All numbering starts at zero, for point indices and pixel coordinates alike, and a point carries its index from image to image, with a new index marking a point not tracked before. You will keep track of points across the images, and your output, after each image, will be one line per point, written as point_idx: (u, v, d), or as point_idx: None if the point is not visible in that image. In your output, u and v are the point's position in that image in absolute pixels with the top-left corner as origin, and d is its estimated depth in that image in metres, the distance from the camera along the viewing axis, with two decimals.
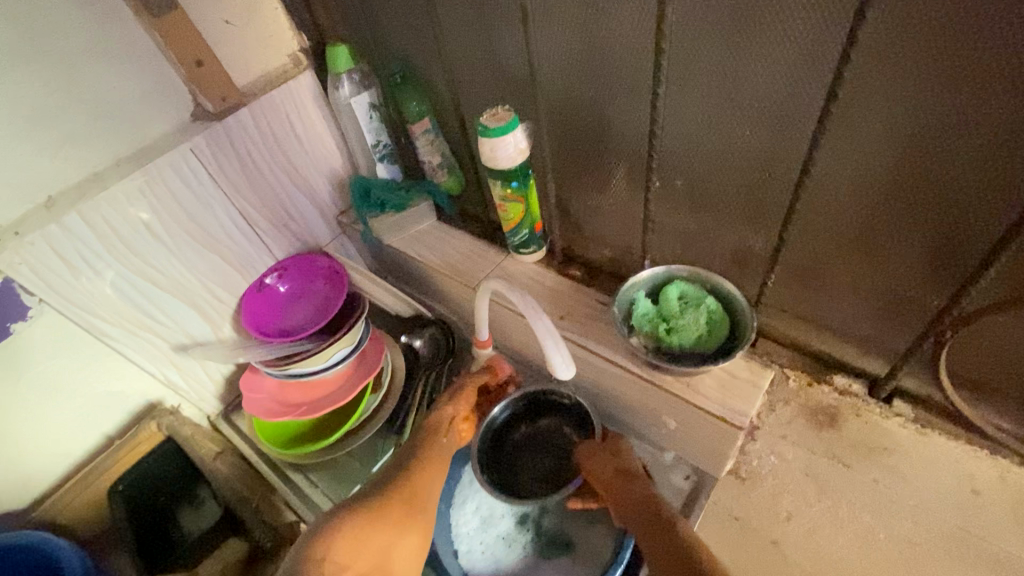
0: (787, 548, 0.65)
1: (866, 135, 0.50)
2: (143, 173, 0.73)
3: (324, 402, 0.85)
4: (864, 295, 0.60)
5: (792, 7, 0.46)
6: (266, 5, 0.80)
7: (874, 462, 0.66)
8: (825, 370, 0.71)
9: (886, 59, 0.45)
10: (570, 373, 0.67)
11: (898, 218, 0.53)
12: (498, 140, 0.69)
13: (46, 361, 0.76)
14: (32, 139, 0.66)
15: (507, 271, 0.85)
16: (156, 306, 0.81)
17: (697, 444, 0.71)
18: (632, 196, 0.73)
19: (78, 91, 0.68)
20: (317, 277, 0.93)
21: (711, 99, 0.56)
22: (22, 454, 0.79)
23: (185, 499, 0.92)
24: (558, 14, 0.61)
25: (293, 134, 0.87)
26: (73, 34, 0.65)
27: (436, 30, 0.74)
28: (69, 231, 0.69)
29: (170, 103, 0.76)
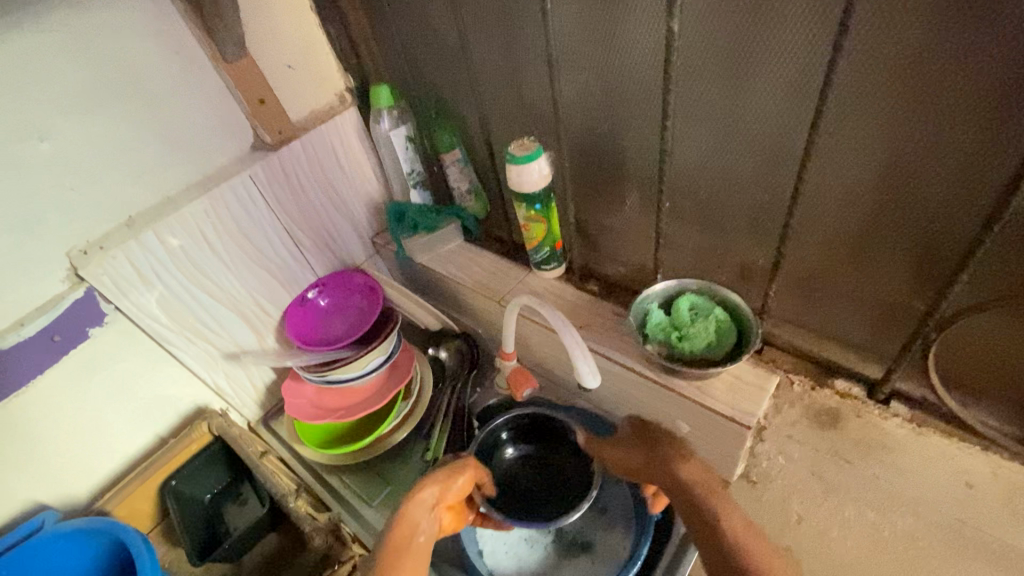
0: (796, 543, 0.69)
1: (848, 159, 0.57)
2: (209, 197, 0.82)
3: (358, 408, 0.92)
4: (858, 301, 0.67)
5: (782, 52, 0.55)
6: (320, 51, 0.91)
7: (874, 457, 0.69)
8: (827, 375, 0.75)
9: (859, 94, 0.53)
10: (595, 382, 0.74)
11: (882, 231, 0.59)
12: (523, 166, 0.77)
13: (113, 366, 0.84)
14: (120, 166, 0.76)
15: (529, 286, 0.92)
16: (212, 316, 0.90)
17: (709, 445, 0.76)
18: (646, 217, 0.80)
19: (161, 125, 0.77)
20: (354, 292, 1.00)
21: (716, 129, 0.64)
22: (86, 451, 0.86)
23: (230, 496, 0.96)
24: (580, 58, 0.70)
25: (338, 163, 0.97)
26: (160, 77, 0.75)
27: (471, 72, 0.84)
28: (144, 247, 0.79)
29: (235, 136, 0.85)
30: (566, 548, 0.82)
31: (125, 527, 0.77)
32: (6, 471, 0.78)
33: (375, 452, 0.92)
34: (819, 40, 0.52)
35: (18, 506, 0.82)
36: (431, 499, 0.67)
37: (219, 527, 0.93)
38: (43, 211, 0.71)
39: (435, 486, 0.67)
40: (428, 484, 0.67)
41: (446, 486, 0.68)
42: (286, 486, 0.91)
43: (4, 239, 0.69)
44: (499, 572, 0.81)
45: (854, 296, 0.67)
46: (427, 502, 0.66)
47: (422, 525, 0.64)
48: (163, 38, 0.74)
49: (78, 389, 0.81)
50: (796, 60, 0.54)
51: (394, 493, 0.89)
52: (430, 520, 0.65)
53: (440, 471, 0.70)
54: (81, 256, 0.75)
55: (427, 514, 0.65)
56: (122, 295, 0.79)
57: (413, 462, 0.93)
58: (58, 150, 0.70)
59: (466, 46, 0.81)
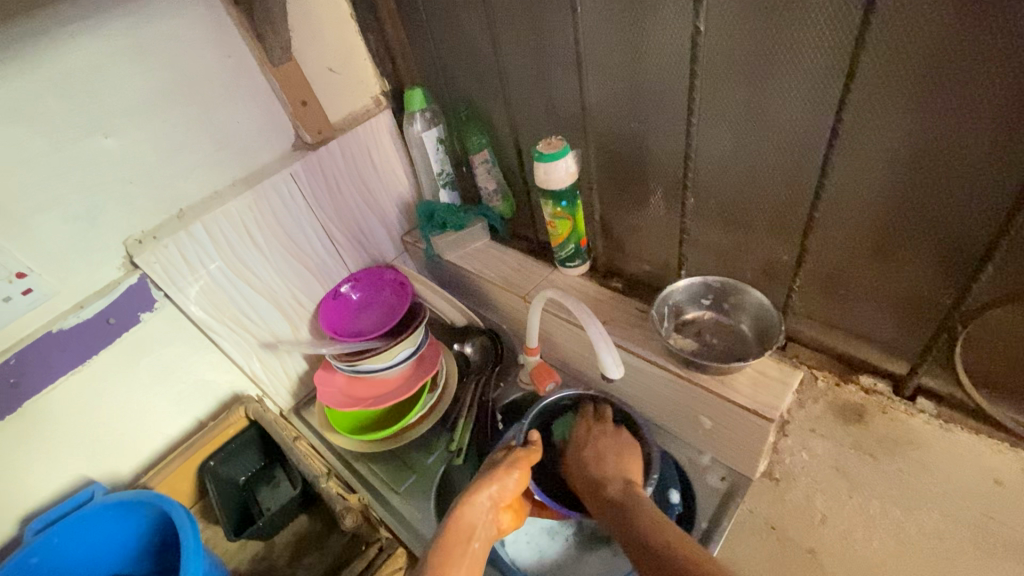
0: (823, 553, 0.69)
1: (871, 155, 0.59)
2: (253, 193, 0.87)
3: (386, 397, 0.95)
4: (883, 296, 0.67)
5: (805, 48, 0.57)
6: (358, 57, 0.95)
7: (898, 453, 0.71)
8: (852, 371, 0.77)
9: (880, 89, 0.54)
10: (617, 374, 0.76)
11: (907, 224, 0.60)
12: (551, 164, 0.80)
13: (159, 350, 0.88)
14: (174, 162, 0.81)
15: (554, 283, 0.94)
16: (250, 305, 0.94)
17: (731, 441, 0.77)
18: (670, 214, 0.82)
19: (211, 123, 0.83)
20: (384, 287, 1.04)
21: (739, 126, 0.66)
22: (133, 430, 0.91)
23: (264, 479, 1.00)
24: (607, 59, 0.72)
25: (372, 163, 1.01)
26: (213, 79, 0.80)
27: (501, 76, 0.88)
28: (192, 238, 0.83)
29: (278, 136, 0.91)
30: (586, 539, 0.83)
31: (169, 499, 0.81)
32: (60, 446, 0.84)
33: (401, 442, 0.94)
34: (840, 38, 0.54)
35: (69, 481, 0.87)
36: (491, 500, 0.69)
37: (253, 507, 0.97)
38: (104, 202, 0.76)
39: (498, 486, 0.70)
40: (490, 485, 0.70)
41: (504, 489, 0.70)
42: (318, 469, 0.93)
43: (69, 227, 0.75)
44: (521, 560, 0.82)
45: (878, 292, 0.67)
46: (483, 505, 0.69)
47: (478, 529, 0.67)
48: (216, 43, 0.79)
49: (127, 371, 0.86)
50: (818, 57, 0.56)
51: (421, 481, 0.92)
52: (487, 523, 0.69)
53: (500, 469, 0.72)
54: (136, 245, 0.80)
55: (484, 516, 0.69)
56: (171, 283, 0.84)
57: (437, 452, 0.95)
58: (120, 145, 0.75)
59: (498, 50, 0.84)
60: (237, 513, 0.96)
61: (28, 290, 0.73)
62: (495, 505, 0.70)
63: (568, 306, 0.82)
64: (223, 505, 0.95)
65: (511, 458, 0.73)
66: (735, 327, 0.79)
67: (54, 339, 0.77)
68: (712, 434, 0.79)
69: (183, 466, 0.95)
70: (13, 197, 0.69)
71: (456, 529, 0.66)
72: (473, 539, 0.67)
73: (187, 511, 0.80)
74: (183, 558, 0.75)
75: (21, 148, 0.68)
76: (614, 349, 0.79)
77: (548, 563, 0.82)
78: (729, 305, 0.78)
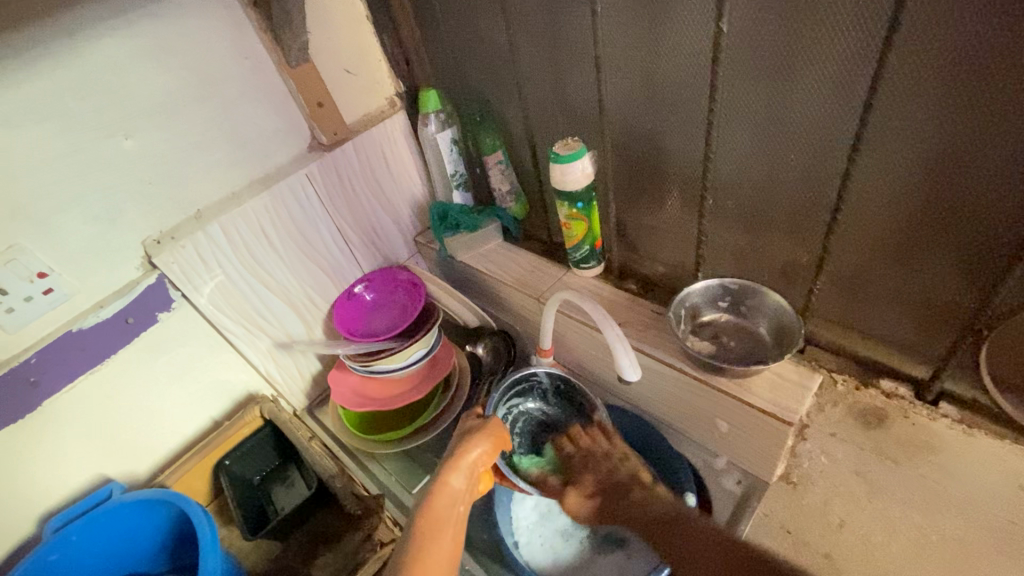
0: (844, 559, 0.68)
1: (896, 156, 0.58)
2: (270, 194, 0.88)
3: (400, 398, 0.96)
4: (905, 299, 0.67)
5: (829, 50, 0.56)
6: (374, 58, 0.96)
7: (920, 457, 0.70)
8: (873, 374, 0.76)
9: (908, 90, 0.54)
10: (634, 376, 0.75)
11: (931, 228, 0.60)
12: (567, 165, 0.80)
13: (176, 349, 0.89)
14: (192, 162, 0.82)
15: (568, 285, 0.94)
16: (266, 306, 0.95)
17: (749, 445, 0.77)
18: (687, 216, 0.82)
19: (229, 124, 0.83)
20: (398, 288, 1.04)
21: (761, 127, 0.66)
22: (149, 429, 0.91)
23: (279, 479, 1.00)
24: (625, 61, 0.72)
25: (386, 164, 1.01)
26: (232, 81, 0.81)
27: (517, 77, 0.88)
28: (210, 238, 0.84)
29: (294, 137, 0.91)
30: (600, 542, 0.83)
31: (185, 498, 0.81)
32: (78, 444, 0.84)
33: (414, 443, 0.94)
34: (867, 38, 0.54)
35: (87, 479, 0.87)
36: (473, 464, 0.68)
37: (269, 506, 0.97)
38: (124, 202, 0.77)
39: (480, 449, 0.69)
40: (473, 449, 0.69)
41: (484, 451, 0.69)
42: (332, 468, 0.95)
43: (88, 227, 0.75)
44: (535, 562, 0.82)
45: (901, 295, 0.67)
46: (465, 472, 0.67)
47: (459, 492, 0.66)
48: (235, 45, 0.80)
49: (144, 370, 0.87)
50: (844, 57, 0.56)
51: (435, 481, 0.92)
52: (467, 485, 0.67)
53: (480, 433, 0.71)
54: (155, 245, 0.81)
55: (464, 478, 0.67)
56: (188, 283, 0.85)
57: (450, 452, 0.96)
58: (139, 146, 0.76)
59: (514, 51, 0.84)
60: (252, 511, 0.96)
61: (48, 289, 0.74)
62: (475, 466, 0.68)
63: (584, 308, 0.82)
64: (239, 504, 0.95)
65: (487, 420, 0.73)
66: (752, 329, 0.78)
67: (73, 338, 0.78)
68: (729, 436, 0.79)
69: (198, 465, 0.96)
70: (35, 197, 0.70)
71: (437, 496, 0.65)
72: (456, 505, 0.65)
73: (202, 510, 0.80)
74: (202, 557, 0.75)
75: (43, 149, 0.69)
76: (631, 351, 0.78)
77: (562, 565, 0.82)
78: (746, 307, 0.78)
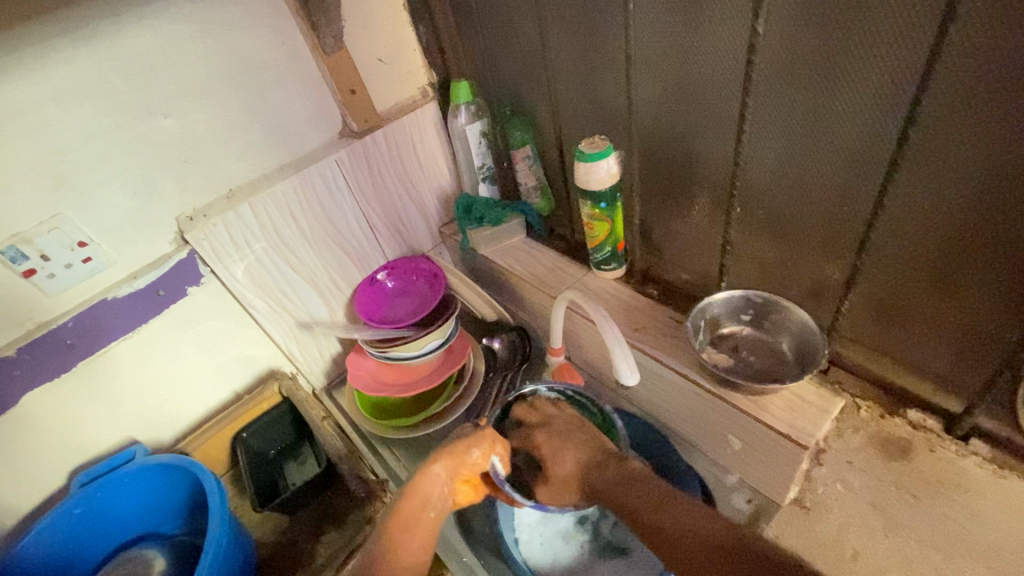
0: None
1: (939, 174, 0.55)
2: (299, 177, 0.89)
3: (414, 385, 0.97)
4: (942, 325, 0.63)
5: (873, 59, 0.53)
6: (408, 47, 0.96)
7: (943, 495, 0.66)
8: (899, 404, 0.73)
9: (958, 103, 0.50)
10: (632, 381, 0.74)
11: (975, 251, 0.56)
12: (592, 164, 0.78)
13: (203, 323, 0.92)
14: (227, 144, 0.84)
15: (587, 286, 0.92)
16: (290, 286, 0.97)
17: (761, 465, 0.74)
18: (713, 223, 0.79)
19: (264, 109, 0.85)
20: (419, 277, 1.04)
21: (796, 135, 0.62)
22: (174, 397, 0.95)
23: (290, 455, 1.05)
24: (658, 62, 0.70)
25: (415, 153, 1.02)
26: (269, 65, 0.83)
27: (548, 71, 0.86)
28: (239, 218, 0.87)
29: (326, 123, 0.92)
30: (600, 549, 0.82)
31: (202, 467, 0.85)
32: (107, 405, 0.89)
33: (423, 432, 0.94)
34: (912, 47, 0.50)
35: (115, 438, 0.92)
36: (447, 472, 0.65)
37: (280, 481, 1.01)
38: (160, 180, 0.80)
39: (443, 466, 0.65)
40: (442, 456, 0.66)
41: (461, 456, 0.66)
42: (342, 449, 0.97)
43: (126, 201, 0.79)
44: (534, 562, 0.81)
45: (938, 320, 0.63)
46: (440, 476, 0.65)
47: (432, 501, 0.65)
48: (273, 30, 0.81)
49: (173, 340, 0.91)
50: (888, 66, 0.52)
51: None
52: (444, 494, 0.66)
53: (460, 442, 0.67)
54: (187, 221, 0.84)
55: (439, 489, 0.65)
56: (217, 260, 0.88)
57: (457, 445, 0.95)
58: (178, 125, 0.79)
59: (546, 44, 0.83)
60: (264, 484, 1.00)
61: (87, 258, 0.78)
62: (455, 476, 0.66)
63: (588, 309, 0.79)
64: (252, 475, 0.99)
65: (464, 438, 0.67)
66: (774, 345, 0.75)
67: (109, 305, 0.82)
68: (742, 454, 0.76)
69: (217, 435, 1.00)
70: (79, 170, 0.74)
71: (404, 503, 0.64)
72: (425, 511, 0.64)
73: (215, 479, 0.83)
74: (211, 519, 0.79)
75: (88, 124, 0.72)
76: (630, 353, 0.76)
77: (561, 567, 0.81)
78: (769, 323, 0.75)
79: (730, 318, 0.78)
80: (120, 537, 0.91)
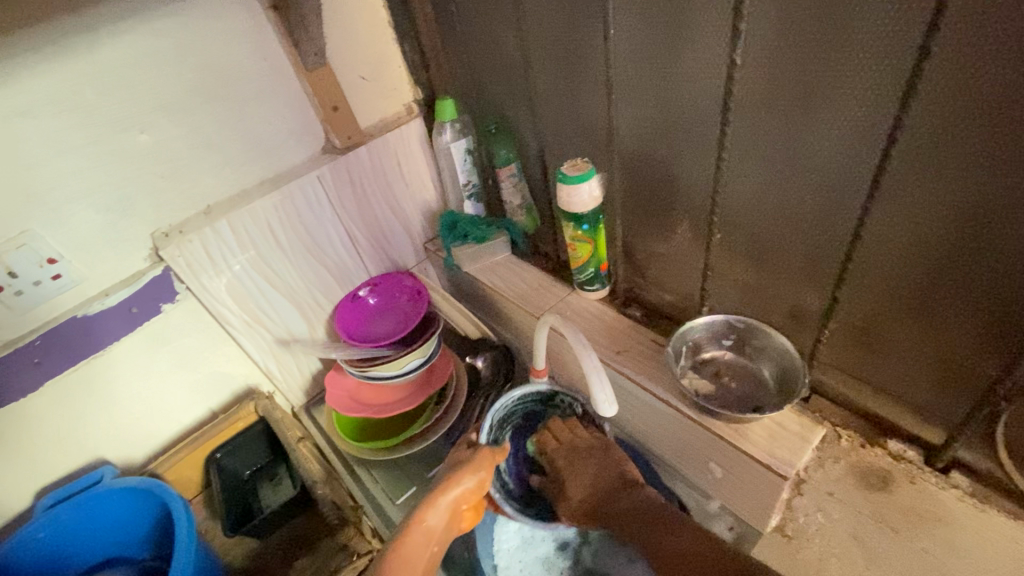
0: None
1: (916, 207, 0.55)
2: (279, 194, 0.88)
3: (392, 406, 0.95)
4: (921, 356, 0.63)
5: (849, 94, 0.53)
6: (393, 64, 0.95)
7: (923, 530, 0.64)
8: (880, 434, 0.72)
9: (933, 138, 0.50)
10: (611, 411, 0.72)
11: (954, 286, 0.56)
12: (573, 187, 0.78)
13: (177, 341, 0.90)
14: (206, 160, 0.83)
15: (569, 306, 0.91)
16: (270, 303, 0.95)
17: (742, 494, 0.73)
18: (695, 247, 0.79)
19: (243, 125, 0.84)
20: (402, 294, 1.03)
21: (775, 164, 0.62)
22: (145, 415, 0.93)
23: (266, 476, 1.02)
24: (638, 88, 0.70)
25: (400, 170, 1.01)
26: (250, 82, 0.82)
27: (531, 92, 0.86)
28: (217, 234, 0.85)
29: (310, 139, 0.91)
30: None
31: (171, 491, 0.83)
32: (75, 425, 0.86)
33: (401, 455, 0.93)
34: (888, 82, 0.50)
35: (84, 458, 0.90)
36: (455, 501, 0.63)
37: (254, 503, 0.99)
38: (136, 196, 0.79)
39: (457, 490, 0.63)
40: (455, 486, 0.64)
41: (466, 482, 0.64)
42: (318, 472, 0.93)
43: (99, 217, 0.77)
44: None
45: (917, 351, 0.63)
46: (446, 507, 0.63)
47: (438, 533, 0.63)
48: (254, 46, 0.80)
49: (147, 357, 0.89)
50: (865, 100, 0.53)
51: (418, 494, 0.92)
52: (448, 524, 0.64)
53: (465, 468, 0.65)
54: (163, 238, 0.83)
55: (446, 518, 0.63)
56: (195, 277, 0.86)
57: (438, 467, 0.93)
58: (154, 140, 0.77)
59: (528, 63, 0.83)
60: (238, 506, 0.98)
61: (57, 275, 0.76)
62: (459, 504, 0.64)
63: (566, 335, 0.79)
64: (225, 497, 0.97)
65: (479, 455, 0.66)
66: (755, 372, 0.75)
67: (79, 323, 0.80)
68: (722, 481, 0.75)
69: (191, 455, 0.98)
70: (48, 186, 0.72)
71: (411, 532, 0.61)
72: (430, 542, 0.62)
73: (183, 504, 0.81)
74: (174, 553, 0.76)
75: (59, 140, 0.71)
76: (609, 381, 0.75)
77: None
78: (751, 348, 0.75)
79: (713, 343, 0.77)
80: (88, 559, 0.89)
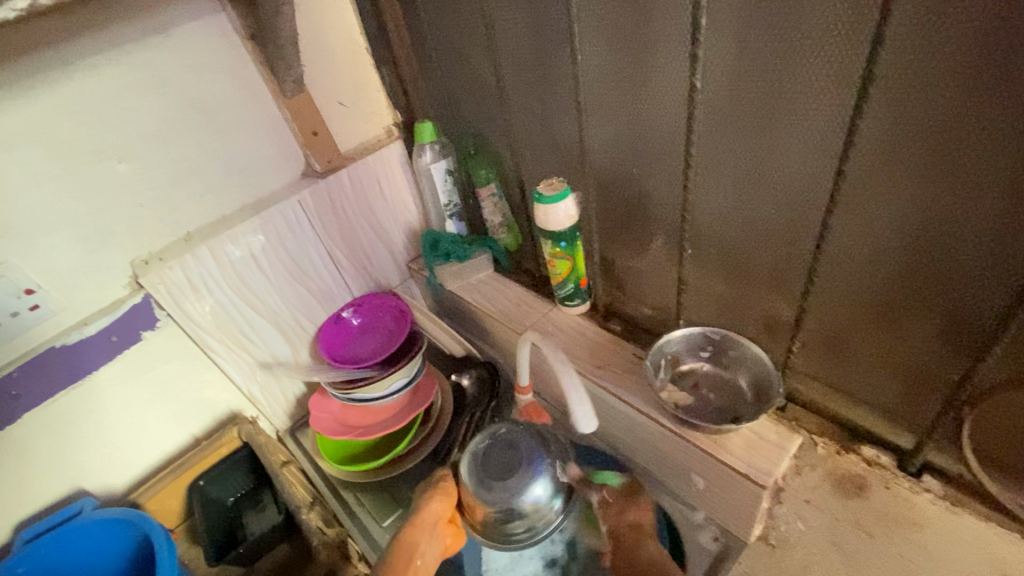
0: None
1: (873, 219, 0.57)
2: (259, 219, 0.89)
3: (377, 427, 0.95)
4: (888, 362, 0.65)
5: (804, 113, 0.56)
6: (372, 89, 0.97)
7: (899, 533, 0.66)
8: (854, 440, 0.73)
9: (883, 154, 0.53)
10: (589, 427, 0.73)
11: (912, 294, 0.58)
12: (549, 206, 0.80)
13: (158, 368, 0.90)
14: (185, 187, 0.83)
15: (551, 322, 0.92)
16: (252, 327, 0.95)
17: (725, 505, 0.74)
18: (670, 261, 0.80)
19: (223, 152, 0.85)
20: (385, 314, 1.04)
21: (740, 180, 0.65)
22: (125, 444, 0.92)
23: (250, 503, 1.02)
24: (607, 109, 0.72)
25: (381, 191, 1.02)
26: (228, 110, 0.83)
27: (506, 112, 0.88)
28: (198, 260, 0.85)
29: (289, 164, 0.92)
30: None
31: (152, 520, 0.82)
32: (53, 457, 0.85)
33: (387, 476, 0.93)
34: (839, 102, 0.53)
35: (62, 490, 0.88)
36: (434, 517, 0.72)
37: (238, 531, 1.00)
38: (115, 224, 0.79)
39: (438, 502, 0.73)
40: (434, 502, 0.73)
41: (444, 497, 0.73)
42: (301, 497, 0.94)
43: (77, 246, 0.77)
44: None
45: (884, 358, 0.65)
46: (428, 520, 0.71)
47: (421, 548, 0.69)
48: (232, 75, 0.81)
49: (127, 385, 0.88)
50: (819, 119, 0.55)
51: (404, 516, 0.91)
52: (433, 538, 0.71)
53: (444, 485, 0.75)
54: (142, 265, 0.83)
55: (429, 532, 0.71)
56: (175, 304, 0.86)
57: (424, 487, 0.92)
58: (132, 169, 0.78)
59: (503, 88, 0.85)
60: (222, 535, 0.98)
61: (34, 305, 0.76)
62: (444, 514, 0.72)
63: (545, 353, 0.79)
64: (208, 528, 0.97)
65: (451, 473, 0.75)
66: (733, 383, 0.76)
67: (57, 353, 0.79)
68: (706, 493, 0.75)
69: (173, 483, 0.97)
70: (25, 217, 0.72)
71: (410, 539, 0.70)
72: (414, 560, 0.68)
73: (163, 534, 0.80)
74: None
75: (35, 172, 0.71)
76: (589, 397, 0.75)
77: None
78: (727, 359, 0.76)
79: (691, 356, 0.78)
80: None
